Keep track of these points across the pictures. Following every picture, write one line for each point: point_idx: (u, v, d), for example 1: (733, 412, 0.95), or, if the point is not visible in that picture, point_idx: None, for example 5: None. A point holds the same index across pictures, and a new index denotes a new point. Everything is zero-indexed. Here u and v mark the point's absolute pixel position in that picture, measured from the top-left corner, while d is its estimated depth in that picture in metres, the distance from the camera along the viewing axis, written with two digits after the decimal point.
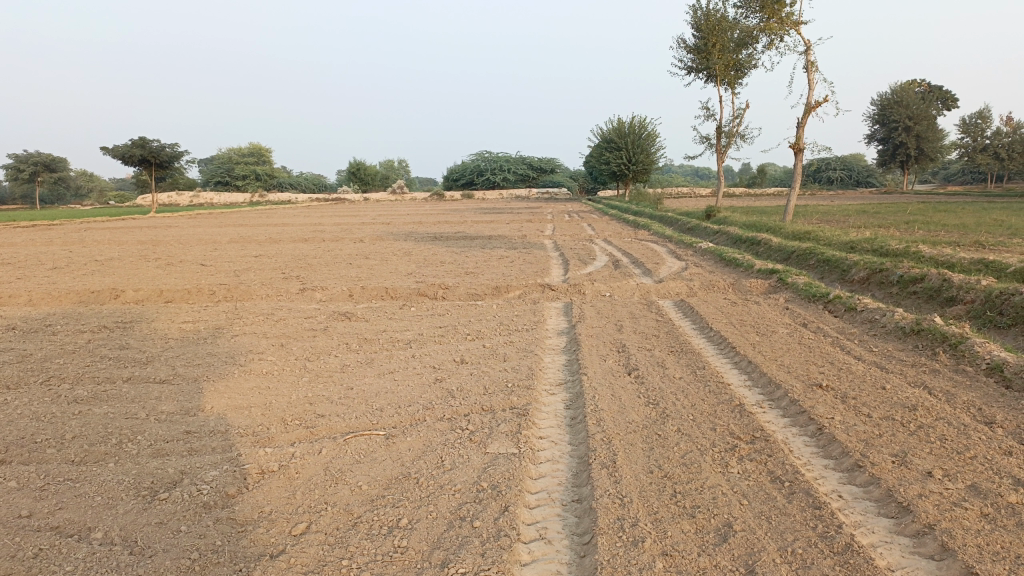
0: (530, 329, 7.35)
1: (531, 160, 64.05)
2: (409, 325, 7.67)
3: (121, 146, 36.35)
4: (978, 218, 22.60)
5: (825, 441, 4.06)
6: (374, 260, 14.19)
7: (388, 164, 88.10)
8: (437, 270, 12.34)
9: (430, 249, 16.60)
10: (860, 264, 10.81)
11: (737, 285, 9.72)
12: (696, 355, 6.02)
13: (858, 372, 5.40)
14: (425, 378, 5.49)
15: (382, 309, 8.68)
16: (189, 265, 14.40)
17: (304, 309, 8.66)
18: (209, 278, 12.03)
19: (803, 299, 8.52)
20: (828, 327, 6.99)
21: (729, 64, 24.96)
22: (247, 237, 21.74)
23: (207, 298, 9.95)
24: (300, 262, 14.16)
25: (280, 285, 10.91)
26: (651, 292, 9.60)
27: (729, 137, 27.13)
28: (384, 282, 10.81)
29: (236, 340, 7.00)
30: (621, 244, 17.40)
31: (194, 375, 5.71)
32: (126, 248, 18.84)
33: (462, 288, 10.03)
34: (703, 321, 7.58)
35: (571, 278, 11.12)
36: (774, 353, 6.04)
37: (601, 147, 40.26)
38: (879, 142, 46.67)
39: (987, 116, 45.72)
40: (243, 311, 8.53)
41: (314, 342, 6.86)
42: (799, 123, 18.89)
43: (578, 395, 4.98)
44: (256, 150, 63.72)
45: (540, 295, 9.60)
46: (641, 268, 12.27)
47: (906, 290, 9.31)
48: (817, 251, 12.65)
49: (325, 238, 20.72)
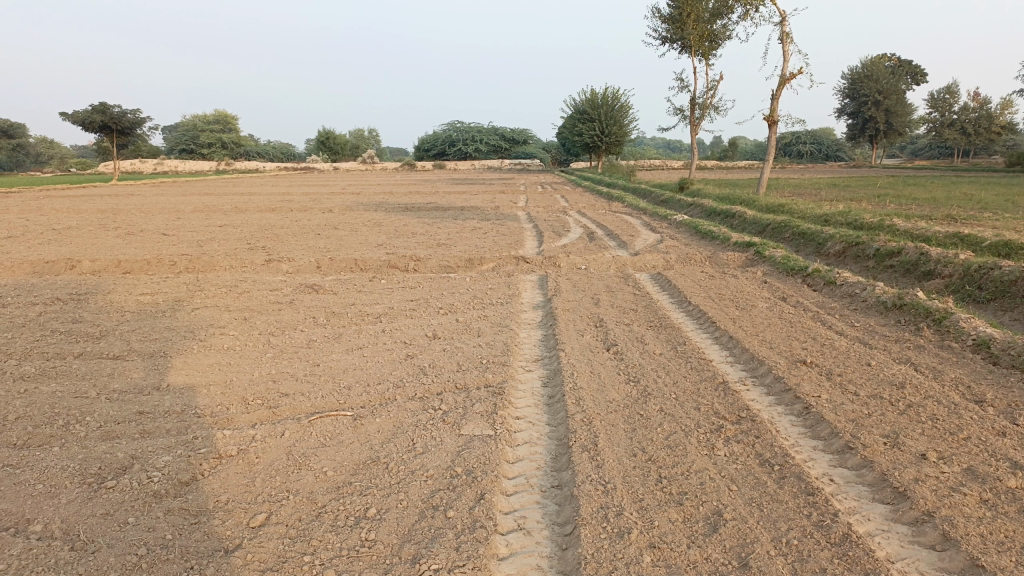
0: (505, 302, 7.12)
1: (503, 130, 63.44)
2: (379, 298, 7.40)
3: (81, 111, 35.20)
4: (947, 192, 22.75)
5: (813, 421, 3.90)
6: (343, 231, 13.83)
7: (358, 133, 86.78)
8: (408, 241, 12.03)
9: (401, 220, 16.25)
10: (837, 237, 10.72)
11: (714, 257, 9.56)
12: (676, 331, 5.85)
13: (842, 348, 5.27)
14: (395, 354, 5.24)
15: (350, 282, 8.38)
16: (151, 234, 13.92)
17: (269, 281, 8.34)
18: (170, 248, 11.60)
19: (781, 272, 8.39)
20: (808, 301, 6.86)
21: (704, 34, 24.67)
22: (213, 206, 21.17)
23: (168, 268, 9.56)
24: (267, 233, 13.76)
25: (245, 255, 10.54)
26: (627, 265, 9.41)
27: (702, 109, 26.94)
28: (353, 253, 10.49)
29: (197, 313, 6.68)
30: (594, 215, 17.20)
31: (151, 351, 5.40)
32: (85, 217, 18.21)
33: (434, 260, 9.76)
34: (681, 295, 7.41)
35: (545, 250, 10.89)
36: (755, 328, 5.89)
37: (574, 118, 39.87)
38: (849, 116, 46.85)
39: (955, 91, 46.04)
40: (205, 283, 8.19)
41: (280, 315, 6.57)
42: (774, 96, 18.74)
43: (555, 373, 4.78)
44: (223, 117, 62.25)
45: (514, 267, 9.36)
46: (617, 240, 12.07)
47: (883, 263, 9.23)
48: (792, 224, 12.56)
49: (293, 208, 20.23)
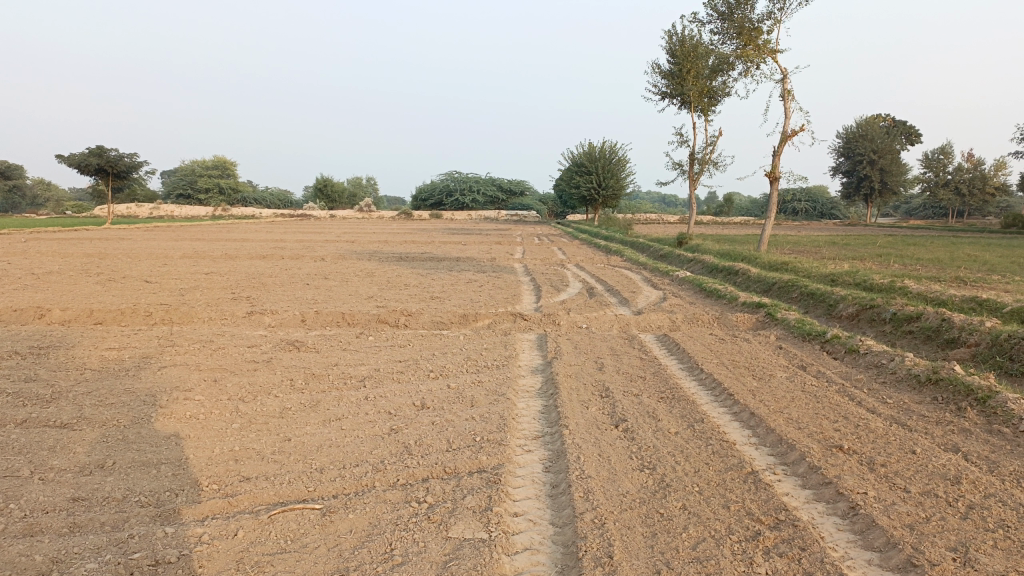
0: (502, 365, 6.56)
1: (500, 182, 63.51)
2: (364, 358, 6.82)
3: (78, 154, 35.00)
4: (951, 252, 22.34)
5: (863, 526, 3.34)
6: (333, 281, 13.32)
7: (356, 182, 87.07)
8: (400, 293, 11.52)
9: (395, 270, 15.75)
10: (848, 299, 10.26)
11: (722, 319, 9.06)
12: (691, 404, 5.28)
13: (879, 430, 4.70)
14: (378, 428, 4.65)
15: (336, 338, 7.82)
16: (133, 282, 13.37)
17: (249, 336, 7.77)
18: (151, 297, 11.04)
19: (796, 337, 7.86)
20: (831, 371, 6.32)
21: (703, 91, 24.60)
22: (202, 252, 20.69)
23: (142, 319, 9.00)
24: (254, 282, 13.23)
25: (228, 306, 10.00)
26: (631, 325, 8.87)
27: (701, 164, 26.78)
28: (341, 306, 9.95)
29: (163, 373, 6.09)
30: (593, 269, 16.76)
31: (103, 419, 4.80)
32: (69, 261, 17.69)
33: (427, 315, 9.22)
34: (692, 361, 6.86)
35: (543, 306, 10.38)
36: (778, 402, 5.33)
37: (571, 171, 39.86)
38: (844, 175, 47.00)
39: (949, 152, 46.22)
40: (179, 338, 7.61)
41: (254, 377, 5.98)
42: (776, 153, 18.49)
43: (560, 455, 4.19)
44: (222, 163, 62.40)
45: (511, 325, 8.81)
46: (618, 297, 11.56)
47: (901, 329, 8.74)
48: (799, 283, 12.10)
49: (284, 256, 19.74)
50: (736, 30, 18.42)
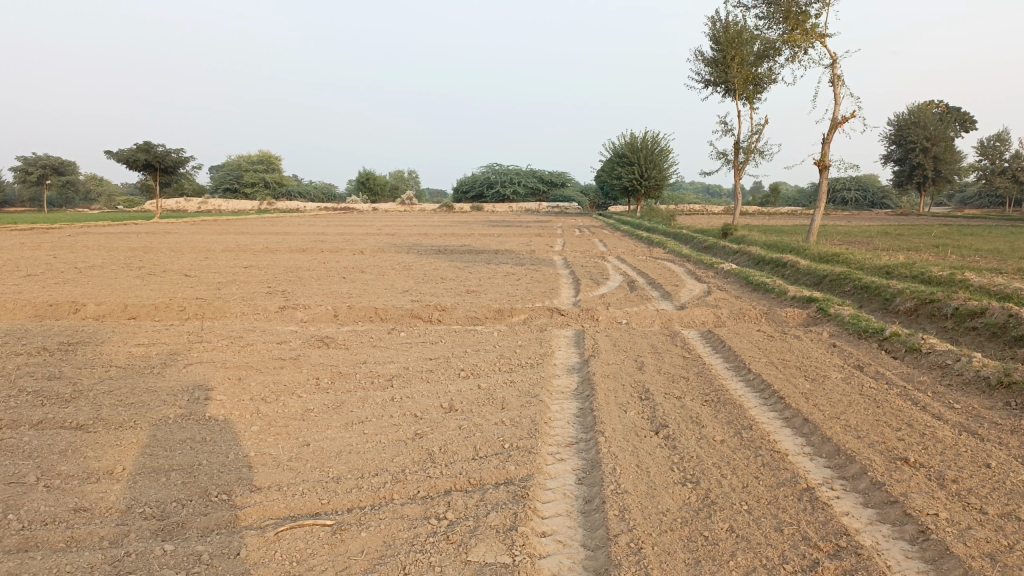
0: (536, 364, 6.24)
1: (541, 173, 63.05)
2: (393, 356, 6.57)
3: (126, 150, 35.60)
4: (1010, 243, 21.35)
5: (935, 554, 2.96)
6: (369, 275, 13.15)
7: (399, 175, 87.38)
8: (436, 287, 11.28)
9: (432, 263, 15.55)
10: (905, 293, 9.71)
11: (771, 314, 8.61)
12: (738, 408, 4.91)
13: (947, 439, 4.28)
14: (402, 432, 4.39)
15: (366, 334, 7.60)
16: (172, 275, 13.39)
17: (278, 332, 7.59)
18: (187, 291, 11.00)
19: (851, 334, 7.40)
20: (891, 373, 5.87)
21: (748, 78, 23.88)
22: (244, 246, 20.78)
23: (175, 314, 8.91)
24: (290, 276, 13.13)
25: (262, 300, 9.86)
26: (673, 321, 8.47)
27: (747, 153, 26.07)
28: (374, 301, 9.73)
29: (188, 371, 5.93)
30: (635, 261, 16.36)
31: (119, 421, 4.63)
32: (114, 255, 17.86)
33: (461, 309, 8.95)
34: (739, 359, 6.46)
35: (582, 300, 10.04)
36: (834, 407, 4.92)
37: (613, 162, 39.30)
38: (895, 163, 45.50)
39: (1006, 139, 44.43)
40: (208, 333, 7.46)
41: (279, 375, 5.77)
42: (825, 140, 17.84)
43: (595, 466, 3.88)
44: (266, 157, 63.09)
45: (548, 321, 8.48)
46: (660, 291, 11.16)
47: (964, 325, 8.20)
48: (852, 275, 11.54)
49: (323, 249, 19.70)
50: (783, 13, 17.74)
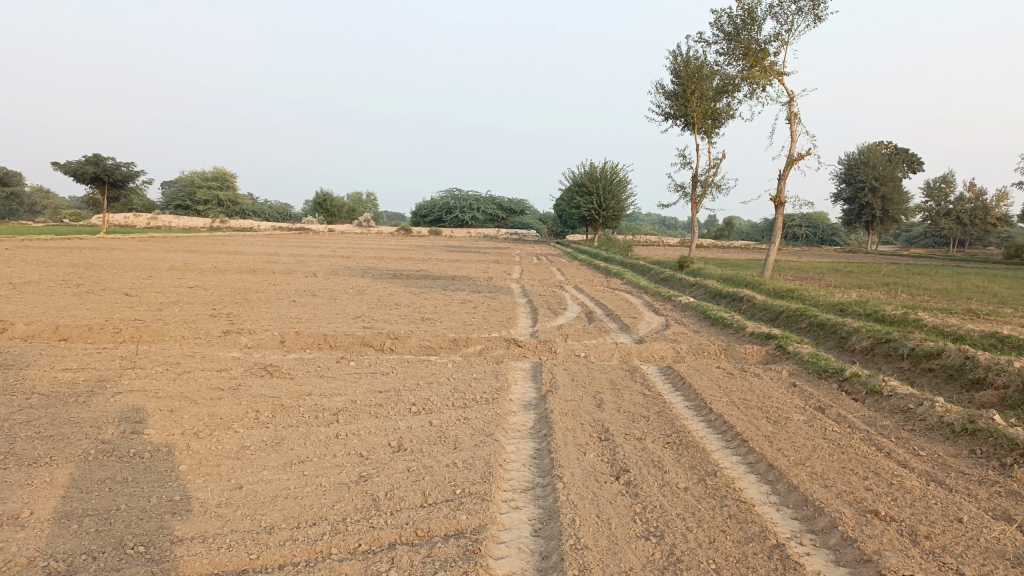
0: (491, 399, 5.96)
1: (500, 199, 63.07)
2: (340, 387, 6.23)
3: (74, 162, 34.54)
4: (957, 283, 21.80)
5: None
6: (321, 298, 12.76)
7: (357, 197, 86.65)
8: (390, 314, 10.97)
9: (387, 288, 15.19)
10: (861, 331, 9.72)
11: (730, 350, 8.50)
12: (700, 451, 4.71)
13: (915, 489, 4.14)
14: (345, 474, 4.07)
15: (313, 363, 7.24)
16: (112, 294, 12.81)
17: (220, 358, 7.19)
18: (126, 312, 10.48)
19: (811, 373, 7.30)
20: (853, 416, 5.75)
21: (707, 112, 24.17)
22: (192, 264, 20.16)
23: (111, 336, 8.43)
24: (238, 297, 12.67)
25: (205, 324, 9.42)
26: (632, 356, 8.28)
27: (704, 187, 26.33)
28: (324, 327, 9.37)
29: (116, 401, 5.51)
30: (592, 291, 16.24)
31: (33, 457, 4.22)
32: (53, 270, 17.11)
33: (415, 338, 8.65)
34: (699, 398, 6.28)
35: (539, 331, 9.83)
36: (798, 452, 4.75)
37: (572, 191, 39.47)
38: (845, 202, 46.57)
39: (951, 181, 45.84)
40: (143, 359, 7.03)
41: (215, 407, 5.39)
42: (782, 177, 18.05)
43: (552, 516, 3.62)
44: (221, 174, 61.94)
45: (504, 352, 8.22)
46: (618, 323, 11.00)
47: (921, 366, 8.18)
48: (808, 312, 11.56)
49: (275, 270, 19.19)
50: (742, 51, 17.98)
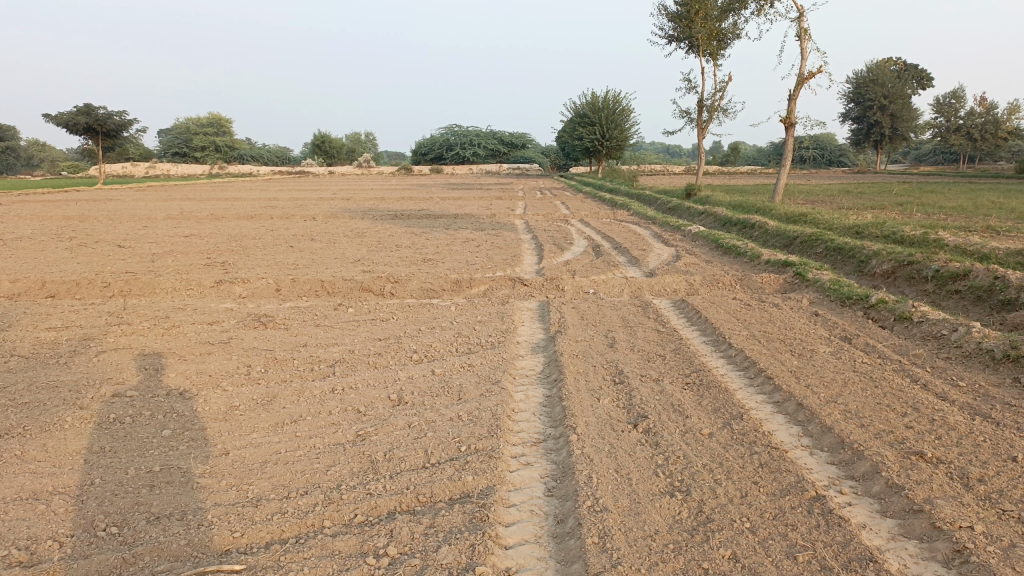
0: (497, 343, 5.62)
1: (500, 134, 61.85)
2: (337, 337, 5.90)
3: (65, 113, 33.72)
4: (973, 200, 21.17)
5: None
6: (319, 243, 12.37)
7: (355, 137, 85.17)
8: (390, 256, 10.58)
9: (387, 229, 14.78)
10: (881, 254, 9.31)
11: (746, 280, 8.11)
12: (723, 392, 4.37)
13: (960, 425, 3.80)
14: (340, 434, 3.76)
15: (309, 311, 6.90)
16: (105, 247, 12.44)
17: (212, 310, 6.85)
18: (118, 264, 10.13)
19: (833, 301, 6.92)
20: (882, 345, 5.40)
21: (711, 33, 23.21)
22: (189, 213, 19.72)
23: (100, 292, 8.08)
24: (234, 245, 12.28)
25: (199, 274, 9.06)
26: (643, 290, 7.91)
27: (710, 111, 25.51)
28: (321, 272, 9.00)
29: (99, 361, 5.19)
30: (598, 224, 15.82)
31: (5, 428, 3.91)
32: (47, 224, 16.72)
33: (416, 280, 8.28)
34: (717, 333, 5.93)
35: (545, 268, 9.45)
36: (829, 388, 4.40)
37: (573, 122, 38.50)
38: (853, 122, 45.39)
39: (961, 95, 44.49)
40: (131, 314, 6.70)
41: (204, 364, 5.07)
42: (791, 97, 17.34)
43: (567, 474, 3.30)
44: (216, 119, 60.79)
45: (510, 291, 7.86)
46: (627, 256, 10.61)
47: (946, 289, 7.80)
48: (824, 236, 11.13)
49: (274, 215, 18.74)
50: None
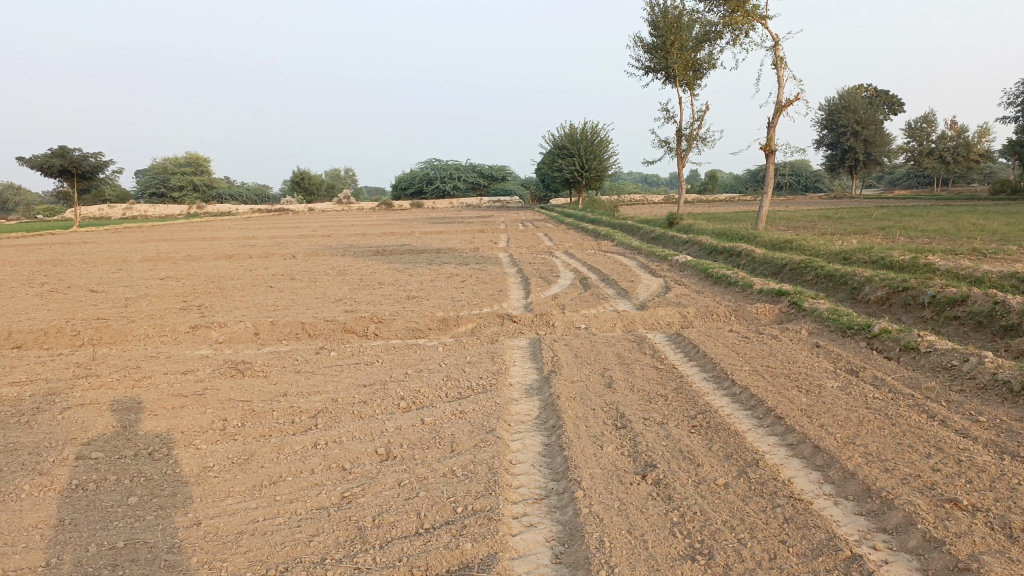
0: (489, 386, 5.34)
1: (479, 167, 61.95)
2: (319, 384, 5.57)
3: (39, 157, 33.30)
4: (954, 222, 21.24)
5: None
6: (299, 282, 12.06)
7: (334, 174, 84.88)
8: (373, 294, 10.28)
9: (369, 266, 14.50)
10: (874, 280, 9.14)
11: (741, 310, 7.89)
12: (733, 435, 4.10)
13: (991, 466, 3.55)
14: (325, 496, 3.45)
15: (289, 356, 6.58)
16: (77, 292, 12.04)
17: (187, 358, 6.51)
18: (90, 311, 9.74)
19: (833, 331, 6.71)
20: (892, 378, 5.16)
21: (688, 64, 23.33)
22: (165, 254, 19.31)
23: (69, 341, 7.71)
24: (212, 286, 11.94)
25: (174, 318, 8.71)
26: (636, 324, 7.66)
27: (689, 140, 25.59)
28: (302, 314, 8.67)
29: (64, 418, 4.84)
30: (583, 256, 15.64)
31: None
32: (17, 270, 16.26)
33: (401, 319, 7.98)
34: (718, 368, 5.67)
35: (533, 303, 9.19)
36: (844, 428, 4.14)
37: (552, 154, 38.58)
38: (827, 148, 45.89)
39: (932, 120, 45.15)
40: (100, 365, 6.34)
41: (176, 419, 4.73)
42: (771, 125, 17.35)
43: (574, 537, 3.00)
44: (194, 158, 60.41)
45: (498, 329, 7.58)
46: (615, 288, 10.39)
47: (944, 315, 7.62)
48: (814, 263, 10.98)
49: (253, 254, 18.39)
50: None
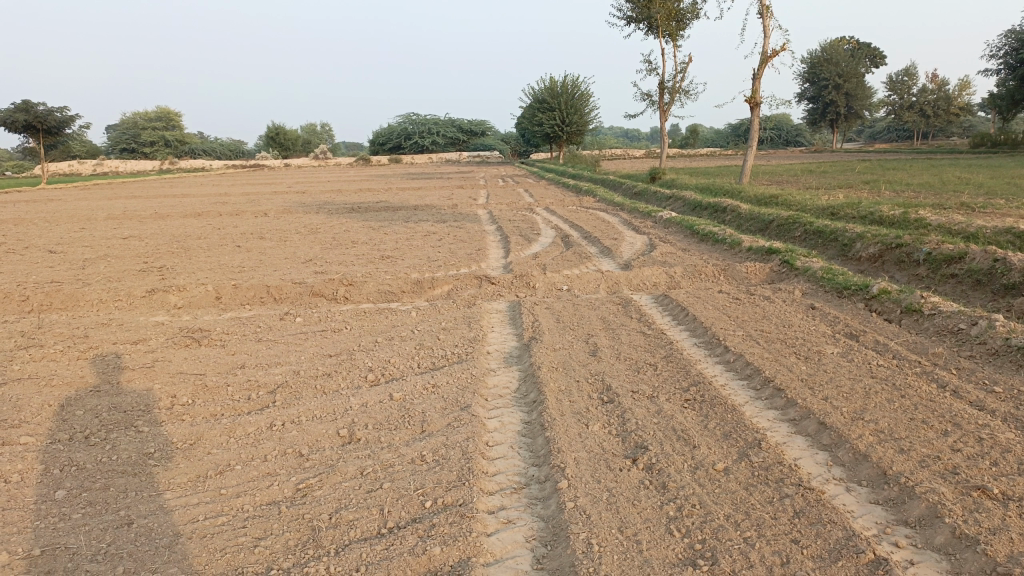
0: (464, 356, 4.94)
1: (458, 121, 60.81)
2: (281, 355, 5.14)
3: (1, 111, 31.98)
4: (938, 176, 20.96)
5: None
6: (269, 242, 11.53)
7: (310, 128, 83.00)
8: (345, 254, 9.79)
9: (343, 224, 13.94)
10: (866, 237, 8.80)
11: (730, 270, 7.53)
12: (731, 411, 3.75)
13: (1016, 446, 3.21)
14: (277, 489, 3.05)
15: (251, 323, 6.12)
16: (35, 253, 11.42)
17: (140, 326, 6.04)
18: (44, 273, 9.19)
19: (828, 291, 6.36)
20: (896, 343, 4.84)
21: (671, 13, 22.60)
22: (132, 213, 18.58)
23: (16, 306, 7.19)
24: (177, 247, 11.38)
25: (132, 281, 8.19)
26: (621, 285, 7.28)
27: (671, 93, 24.99)
28: (268, 276, 8.19)
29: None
30: (564, 212, 15.21)
31: None
32: None
33: (373, 282, 7.52)
34: (709, 333, 5.31)
35: (512, 263, 8.76)
36: (851, 402, 3.80)
37: (532, 107, 37.77)
38: (809, 101, 45.35)
39: (913, 72, 44.67)
40: (46, 334, 5.86)
41: (119, 397, 4.29)
42: (756, 76, 16.86)
43: (558, 538, 2.63)
44: (165, 113, 58.69)
45: (476, 292, 7.16)
46: (598, 247, 9.97)
47: (941, 273, 7.30)
48: (802, 218, 10.63)
49: (223, 212, 17.72)
50: None
